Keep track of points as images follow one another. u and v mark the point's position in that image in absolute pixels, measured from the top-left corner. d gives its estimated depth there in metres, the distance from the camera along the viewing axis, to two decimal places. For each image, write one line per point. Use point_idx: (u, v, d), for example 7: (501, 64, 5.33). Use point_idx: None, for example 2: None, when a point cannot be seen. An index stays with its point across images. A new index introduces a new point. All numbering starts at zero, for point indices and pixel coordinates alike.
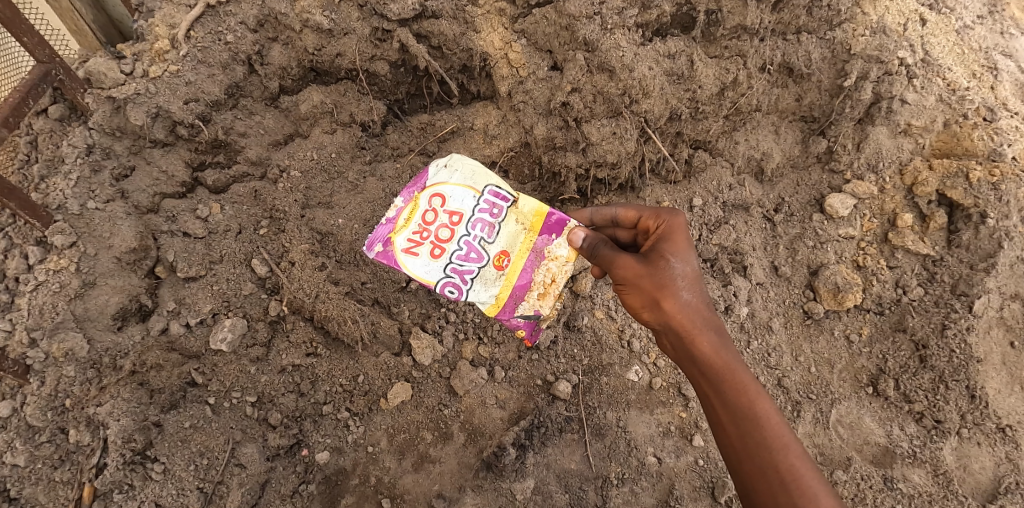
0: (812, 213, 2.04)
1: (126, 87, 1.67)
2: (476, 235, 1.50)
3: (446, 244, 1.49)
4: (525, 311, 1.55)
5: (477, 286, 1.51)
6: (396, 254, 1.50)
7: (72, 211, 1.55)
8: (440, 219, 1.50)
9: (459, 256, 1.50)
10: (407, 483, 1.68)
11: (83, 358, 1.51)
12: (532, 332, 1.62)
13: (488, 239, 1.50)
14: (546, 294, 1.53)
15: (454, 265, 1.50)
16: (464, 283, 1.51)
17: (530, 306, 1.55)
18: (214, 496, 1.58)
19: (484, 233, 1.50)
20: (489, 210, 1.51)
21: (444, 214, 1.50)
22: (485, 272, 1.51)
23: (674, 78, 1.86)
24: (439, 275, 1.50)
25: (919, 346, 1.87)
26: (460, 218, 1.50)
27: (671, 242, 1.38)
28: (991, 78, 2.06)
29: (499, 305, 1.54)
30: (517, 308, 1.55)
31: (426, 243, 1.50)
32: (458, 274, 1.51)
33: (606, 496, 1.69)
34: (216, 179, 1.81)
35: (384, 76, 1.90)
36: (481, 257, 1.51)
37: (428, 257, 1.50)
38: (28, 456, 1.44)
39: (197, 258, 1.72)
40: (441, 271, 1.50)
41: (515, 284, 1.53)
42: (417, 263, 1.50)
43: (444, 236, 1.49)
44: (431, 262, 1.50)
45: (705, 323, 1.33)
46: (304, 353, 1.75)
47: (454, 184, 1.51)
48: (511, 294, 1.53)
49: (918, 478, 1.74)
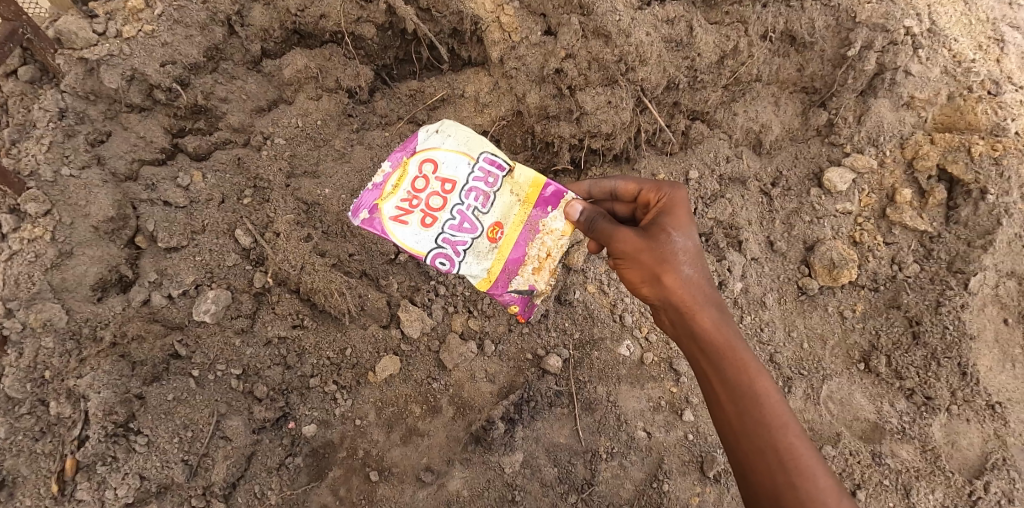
0: (810, 188, 1.99)
1: (98, 48, 1.60)
2: (470, 205, 1.46)
3: (437, 212, 1.45)
4: (519, 286, 1.52)
5: (470, 259, 1.47)
6: (383, 221, 1.44)
7: (45, 178, 1.50)
8: (431, 186, 1.45)
9: (452, 226, 1.45)
10: (395, 455, 1.67)
11: (60, 329, 1.46)
12: (526, 308, 1.58)
13: (482, 209, 1.46)
14: (540, 268, 1.50)
15: (446, 236, 1.45)
16: (456, 256, 1.47)
17: (525, 280, 1.51)
18: (199, 468, 1.55)
19: (479, 203, 1.46)
20: (485, 179, 1.46)
21: (436, 181, 1.45)
22: (479, 244, 1.47)
23: (673, 44, 1.80)
24: (430, 246, 1.45)
25: (913, 322, 1.85)
26: (453, 186, 1.45)
27: (673, 216, 1.35)
28: (997, 50, 2.00)
29: (491, 280, 1.50)
30: (510, 282, 1.51)
31: (417, 211, 1.44)
32: (450, 246, 1.46)
33: (595, 470, 1.69)
34: (196, 145, 1.74)
35: (371, 39, 1.84)
36: (474, 228, 1.46)
37: (418, 226, 1.45)
38: (8, 427, 1.41)
39: (179, 228, 1.65)
40: (432, 241, 1.45)
41: (508, 258, 1.49)
42: (407, 231, 1.44)
43: (435, 205, 1.45)
44: (421, 231, 1.45)
45: (706, 299, 1.30)
46: (290, 324, 1.72)
47: (445, 150, 1.46)
48: (505, 269, 1.50)
49: (906, 453, 1.73)
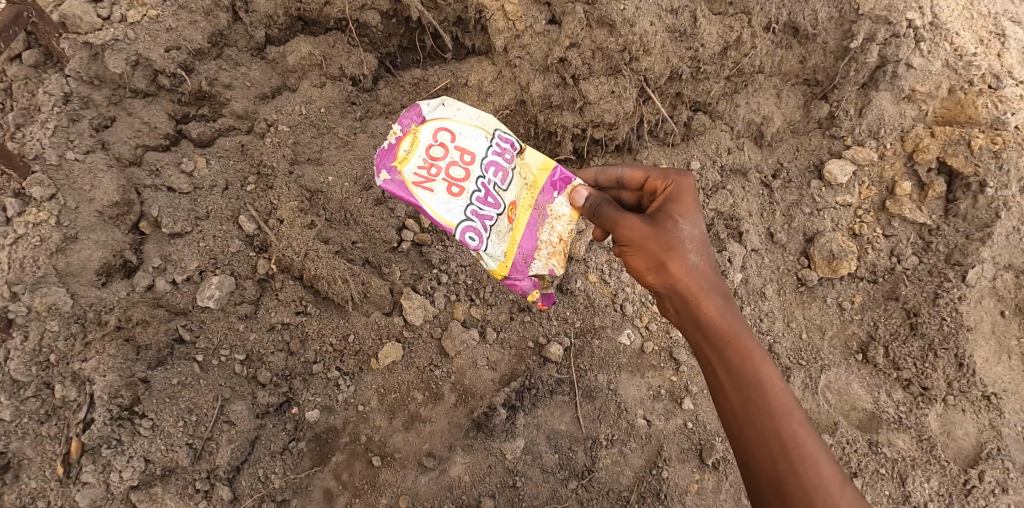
0: (810, 180, 2.01)
1: (103, 33, 1.60)
2: (491, 179, 1.45)
3: (462, 182, 1.43)
4: (538, 270, 1.50)
5: (493, 238, 1.47)
6: (406, 188, 1.40)
7: (50, 162, 1.50)
8: (450, 156, 1.43)
9: (478, 198, 1.44)
10: (397, 441, 1.69)
11: (66, 313, 1.47)
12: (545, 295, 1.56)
13: (502, 185, 1.47)
14: (555, 251, 1.49)
15: (474, 209, 1.44)
16: (484, 230, 1.45)
17: (543, 264, 1.50)
18: (203, 452, 1.56)
19: (498, 178, 1.46)
20: (502, 154, 1.46)
21: (454, 151, 1.43)
22: (500, 223, 1.47)
23: (676, 34, 1.80)
24: (459, 217, 1.43)
25: (910, 313, 1.87)
26: (473, 157, 1.44)
27: (679, 204, 1.36)
28: (998, 45, 2.00)
29: (511, 262, 1.49)
30: (528, 266, 1.50)
31: (440, 180, 1.42)
32: (478, 219, 1.45)
33: (595, 457, 1.71)
34: (201, 131, 1.75)
35: (375, 27, 1.85)
36: (498, 204, 1.46)
37: (446, 195, 1.43)
38: (13, 410, 1.41)
39: (183, 214, 1.66)
40: (462, 212, 1.43)
41: (523, 241, 1.49)
42: (435, 200, 1.42)
43: (457, 175, 1.43)
44: (450, 201, 1.43)
45: (711, 287, 1.31)
46: (293, 311, 1.73)
47: (459, 121, 1.44)
48: (521, 252, 1.49)
49: (902, 442, 1.76)
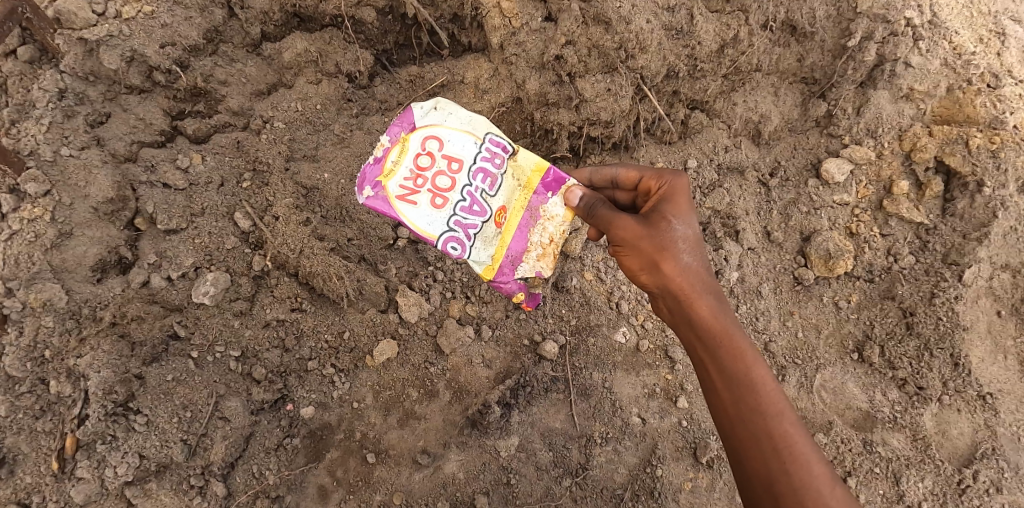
0: (807, 179, 2.00)
1: (98, 28, 1.59)
2: (478, 186, 1.46)
3: (447, 193, 1.44)
4: (525, 273, 1.50)
5: (478, 244, 1.48)
6: (390, 201, 1.42)
7: (44, 157, 1.50)
8: (437, 164, 1.44)
9: (462, 208, 1.45)
10: (392, 438, 1.69)
11: (60, 309, 1.47)
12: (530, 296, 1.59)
13: (490, 191, 1.47)
14: (544, 253, 1.49)
15: (458, 219, 1.45)
16: (467, 240, 1.47)
17: (531, 267, 1.50)
18: (198, 448, 1.56)
19: (486, 185, 1.46)
20: (491, 160, 1.46)
21: (441, 159, 1.44)
22: (486, 229, 1.47)
23: (673, 32, 1.80)
24: (441, 229, 1.45)
25: (906, 313, 1.87)
26: (460, 166, 1.44)
27: (673, 204, 1.35)
28: (997, 44, 2.00)
29: (498, 267, 1.49)
30: (515, 270, 1.50)
31: (424, 191, 1.44)
32: (461, 229, 1.46)
33: (589, 455, 1.71)
34: (196, 128, 1.75)
35: (370, 24, 1.85)
36: (484, 211, 1.47)
37: (429, 207, 1.44)
38: (9, 405, 1.42)
39: (178, 210, 1.66)
40: (444, 224, 1.45)
41: (512, 244, 1.48)
42: (418, 212, 1.44)
43: (443, 185, 1.44)
44: (432, 213, 1.44)
45: (705, 287, 1.31)
46: (289, 308, 1.73)
47: (449, 127, 1.45)
48: (510, 255, 1.49)
49: (897, 442, 1.75)
